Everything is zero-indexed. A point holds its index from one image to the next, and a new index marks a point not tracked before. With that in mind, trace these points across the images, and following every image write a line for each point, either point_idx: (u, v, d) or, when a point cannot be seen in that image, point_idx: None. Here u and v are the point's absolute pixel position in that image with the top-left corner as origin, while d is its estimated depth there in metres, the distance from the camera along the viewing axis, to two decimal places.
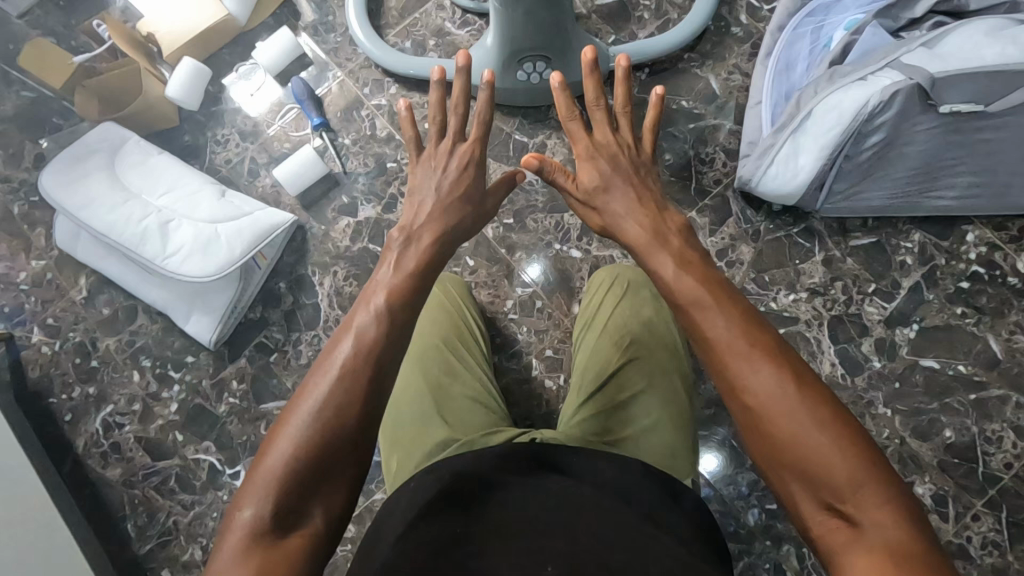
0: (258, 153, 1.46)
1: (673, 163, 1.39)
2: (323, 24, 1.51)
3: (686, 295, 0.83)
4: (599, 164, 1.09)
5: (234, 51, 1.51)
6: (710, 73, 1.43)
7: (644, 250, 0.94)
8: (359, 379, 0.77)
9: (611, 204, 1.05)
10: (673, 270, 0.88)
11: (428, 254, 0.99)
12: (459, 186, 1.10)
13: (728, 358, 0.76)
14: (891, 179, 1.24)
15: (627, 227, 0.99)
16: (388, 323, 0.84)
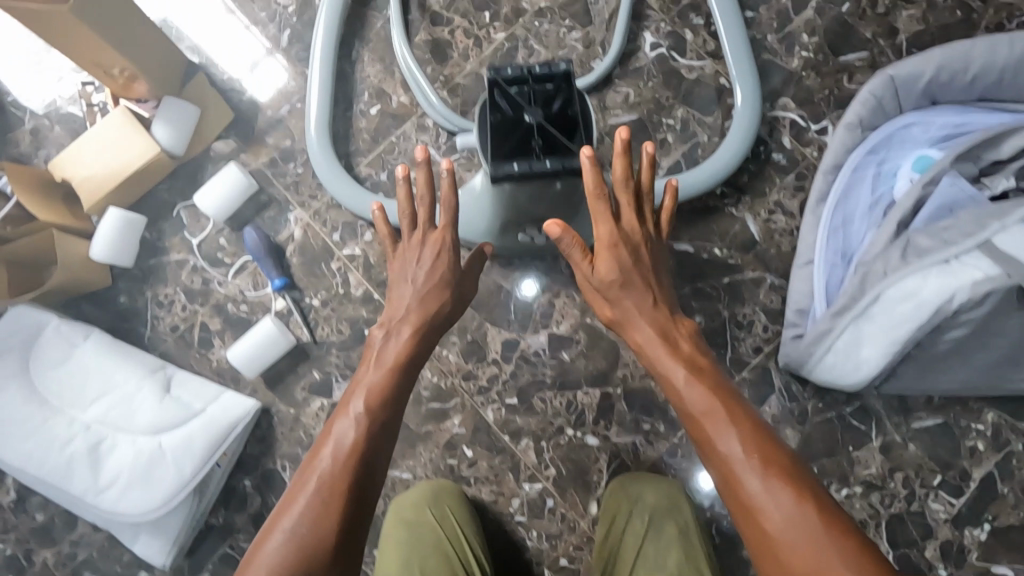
0: (209, 317, 1.22)
1: (705, 327, 1.17)
2: (280, 151, 1.25)
3: (699, 403, 0.83)
4: (620, 251, 0.96)
5: (173, 187, 1.25)
6: (747, 213, 1.19)
7: (654, 355, 0.91)
8: (337, 491, 0.80)
9: (624, 304, 0.96)
10: (680, 375, 0.87)
11: (400, 357, 0.96)
12: (438, 275, 1.03)
13: (733, 482, 0.76)
14: (969, 367, 1.05)
15: (637, 329, 0.94)
16: (368, 431, 0.86)
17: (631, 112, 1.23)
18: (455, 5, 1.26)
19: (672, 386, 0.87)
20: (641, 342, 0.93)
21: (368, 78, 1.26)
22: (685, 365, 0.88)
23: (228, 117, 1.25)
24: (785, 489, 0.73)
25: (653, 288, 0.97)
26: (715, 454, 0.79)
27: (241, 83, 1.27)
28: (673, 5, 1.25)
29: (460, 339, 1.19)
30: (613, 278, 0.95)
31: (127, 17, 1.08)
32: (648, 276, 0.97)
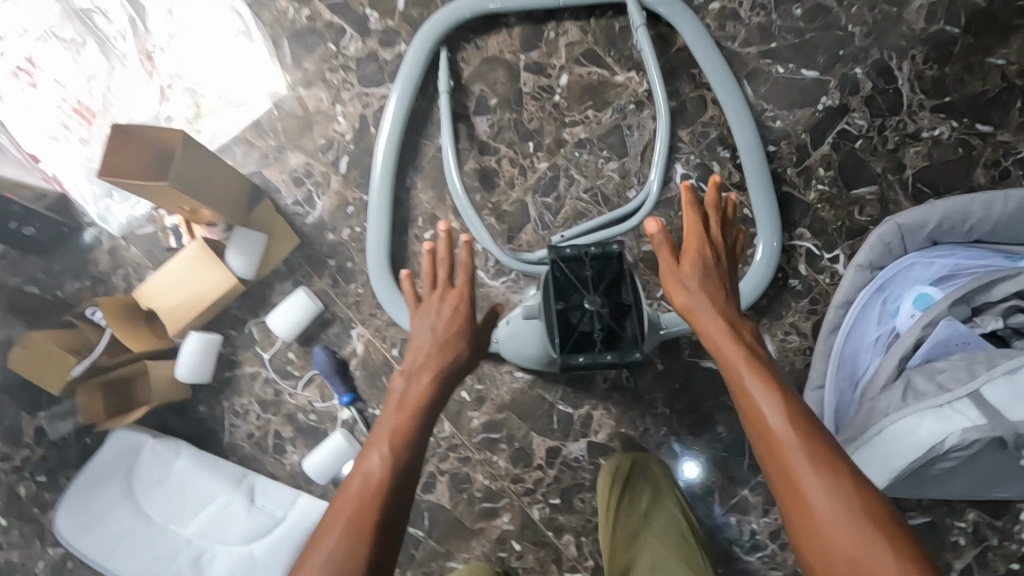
0: (281, 424, 1.36)
1: (726, 436, 1.32)
2: (341, 271, 1.36)
3: (747, 385, 0.81)
4: (699, 259, 0.93)
5: (243, 305, 1.37)
6: (765, 334, 1.33)
7: (710, 330, 0.88)
8: (364, 524, 0.78)
9: (688, 296, 0.91)
10: (739, 362, 0.84)
11: (416, 410, 0.91)
12: (453, 333, 0.99)
13: (782, 471, 0.76)
14: (956, 484, 1.20)
15: (699, 312, 0.90)
16: (393, 472, 0.83)
17: None
18: (502, 135, 1.37)
19: (727, 359, 0.85)
20: (699, 324, 0.90)
21: (421, 203, 1.37)
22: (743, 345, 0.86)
23: (293, 242, 1.36)
24: (832, 477, 0.73)
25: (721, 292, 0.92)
26: (769, 442, 0.78)
27: (304, 207, 1.38)
28: (701, 138, 1.36)
29: (509, 446, 1.34)
30: (689, 283, 0.92)
31: (211, 162, 1.19)
32: (720, 276, 0.94)
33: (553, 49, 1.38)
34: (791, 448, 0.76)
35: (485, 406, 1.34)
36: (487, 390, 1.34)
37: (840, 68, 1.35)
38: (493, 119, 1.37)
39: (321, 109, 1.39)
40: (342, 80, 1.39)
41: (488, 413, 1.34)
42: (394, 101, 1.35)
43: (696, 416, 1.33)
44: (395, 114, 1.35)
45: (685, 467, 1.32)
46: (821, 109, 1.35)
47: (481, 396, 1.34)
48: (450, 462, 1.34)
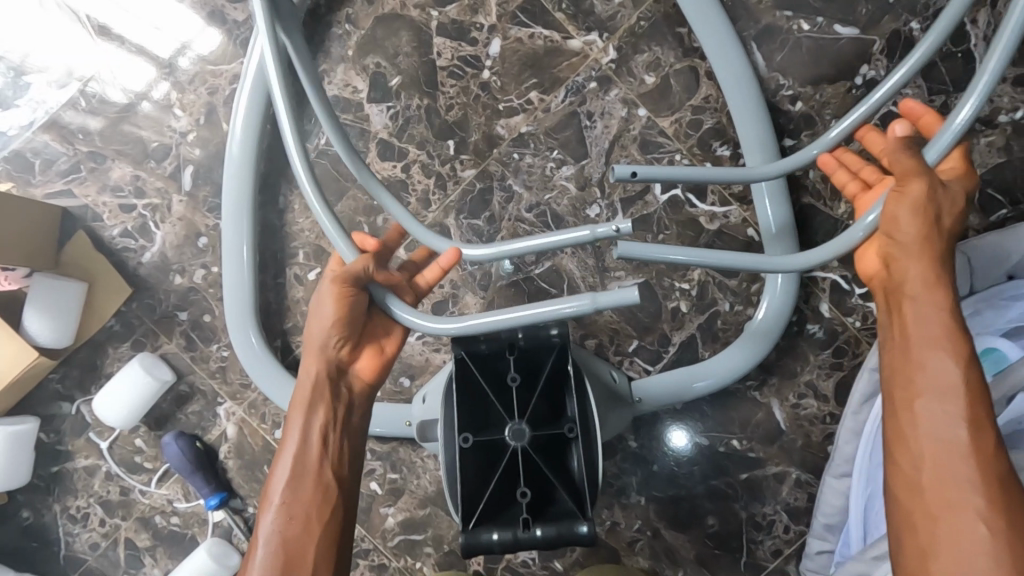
0: (134, 531, 1.02)
1: (718, 530, 1.01)
2: (198, 327, 1.00)
3: (922, 355, 0.65)
4: (933, 184, 0.67)
5: (68, 376, 1.01)
6: (773, 397, 1.00)
7: (914, 289, 0.67)
8: (297, 498, 0.69)
9: (899, 217, 0.68)
10: (947, 366, 0.63)
11: (296, 450, 0.71)
12: (316, 335, 0.72)
13: (942, 508, 0.58)
14: None
15: (908, 263, 0.68)
16: (293, 512, 0.69)
17: (636, 274, 0.99)
18: (410, 130, 0.97)
19: (925, 342, 0.65)
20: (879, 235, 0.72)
21: (301, 231, 0.99)
22: (964, 351, 0.63)
23: (125, 292, 0.99)
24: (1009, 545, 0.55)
25: (937, 232, 0.68)
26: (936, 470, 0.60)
27: (138, 240, 0.99)
28: (691, 130, 0.96)
29: (436, 550, 1.01)
30: (905, 217, 0.68)
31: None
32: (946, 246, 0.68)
33: (479, 2, 0.97)
34: (962, 481, 0.58)
35: (402, 500, 1.01)
36: (405, 480, 1.01)
37: (889, 21, 0.94)
38: (395, 107, 0.98)
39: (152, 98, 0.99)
40: (186, 55, 0.98)
41: (406, 509, 1.01)
42: (249, 85, 0.93)
43: (679, 507, 1.01)
44: (252, 103, 0.93)
45: (666, 570, 1.02)
46: (860, 84, 0.95)
47: (397, 488, 1.01)
48: (360, 571, 1.02)
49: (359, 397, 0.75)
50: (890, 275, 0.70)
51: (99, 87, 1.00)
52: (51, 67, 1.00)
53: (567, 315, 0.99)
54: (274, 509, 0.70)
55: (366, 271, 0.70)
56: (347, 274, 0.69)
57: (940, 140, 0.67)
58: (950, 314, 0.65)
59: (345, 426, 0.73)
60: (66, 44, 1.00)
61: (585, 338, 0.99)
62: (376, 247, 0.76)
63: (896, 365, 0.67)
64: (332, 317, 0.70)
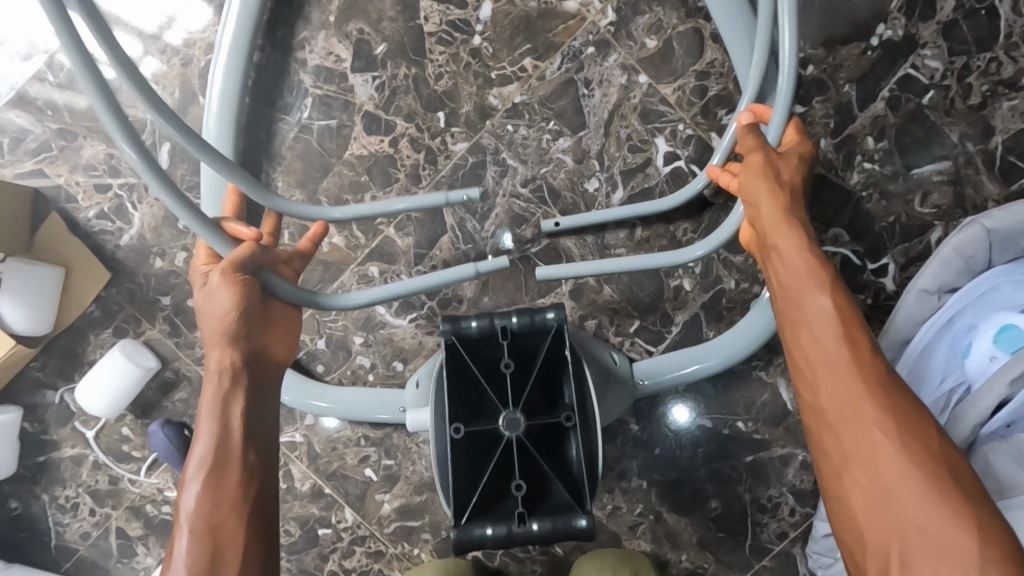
0: (125, 520, 1.00)
1: (722, 513, 0.99)
2: (180, 312, 0.96)
3: (798, 293, 0.63)
4: (771, 157, 0.70)
5: (49, 365, 0.97)
6: (780, 377, 0.97)
7: (779, 239, 0.66)
8: (217, 490, 0.61)
9: (750, 188, 0.70)
10: (818, 300, 0.61)
11: (210, 443, 0.63)
12: (217, 324, 0.67)
13: (843, 423, 0.55)
14: None
15: (767, 216, 0.68)
16: (212, 504, 0.61)
17: (636, 252, 0.94)
18: (397, 101, 0.92)
19: (796, 280, 0.63)
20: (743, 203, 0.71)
21: None
22: (826, 276, 0.62)
23: (105, 277, 0.95)
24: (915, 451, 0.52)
25: (786, 191, 0.69)
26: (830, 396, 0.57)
27: (115, 222, 0.95)
28: (694, 97, 0.91)
29: (434, 536, 0.99)
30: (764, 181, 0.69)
31: None
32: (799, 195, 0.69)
33: None
34: (854, 394, 0.56)
35: (398, 486, 0.99)
36: (400, 466, 0.99)
37: None
38: (380, 76, 0.92)
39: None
40: (173, 30, 0.94)
41: (402, 495, 0.99)
42: (226, 59, 0.88)
43: (682, 489, 0.99)
44: (228, 79, 0.88)
45: (669, 553, 0.99)
46: (875, 45, 0.91)
47: (392, 474, 0.99)
48: (357, 559, 0.99)
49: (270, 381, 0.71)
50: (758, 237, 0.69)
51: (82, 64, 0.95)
52: (16, 39, 0.95)
53: (565, 295, 0.95)
54: (191, 509, 0.60)
55: (255, 255, 0.69)
56: (236, 261, 0.68)
57: (775, 125, 0.74)
58: (811, 249, 0.64)
59: (261, 407, 0.68)
60: (27, 16, 0.95)
61: (584, 319, 0.95)
62: (252, 236, 0.72)
63: (779, 310, 0.65)
64: (225, 296, 0.67)
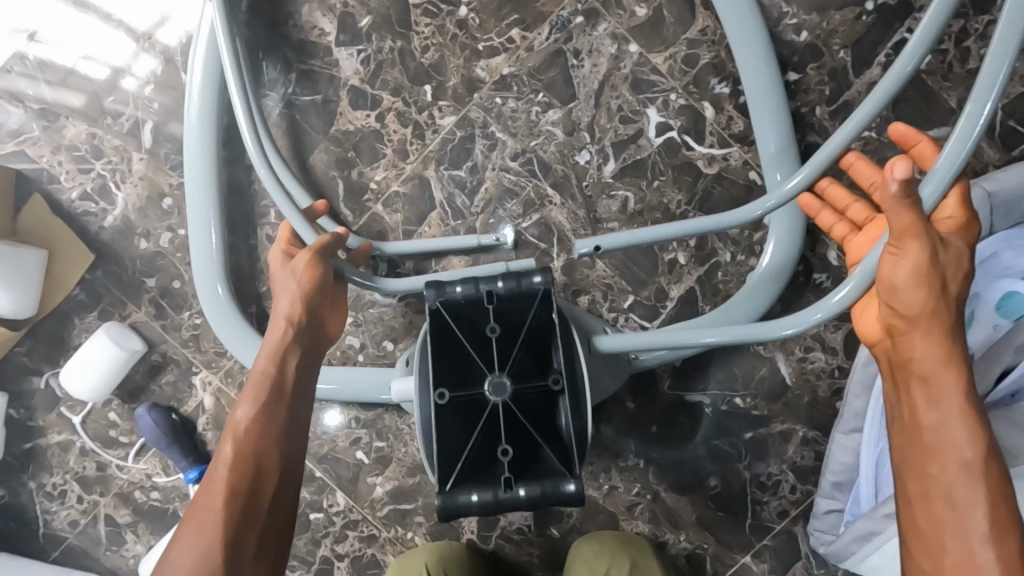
0: (114, 507, 0.99)
1: (720, 492, 0.97)
2: (165, 294, 0.94)
3: (931, 375, 0.64)
4: (934, 245, 0.66)
5: (32, 349, 0.95)
6: (778, 351, 0.95)
7: (930, 368, 0.64)
8: (267, 426, 0.64)
9: (898, 274, 0.66)
10: (957, 456, 0.60)
11: (264, 381, 0.66)
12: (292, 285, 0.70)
13: (950, 521, 0.59)
14: None
15: (917, 340, 0.66)
16: (257, 437, 0.63)
17: (629, 225, 0.92)
18: (383, 75, 0.90)
19: (941, 420, 0.62)
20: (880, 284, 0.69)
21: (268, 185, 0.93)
22: (983, 441, 0.61)
23: (89, 259, 0.93)
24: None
25: (946, 301, 0.66)
26: (953, 569, 0.58)
27: (98, 202, 0.93)
28: (686, 66, 0.89)
29: (427, 519, 0.98)
30: (903, 274, 0.66)
31: None
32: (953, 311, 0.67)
33: None
34: (968, 497, 0.59)
35: (390, 469, 0.97)
36: (392, 447, 0.97)
37: None
38: (366, 50, 0.90)
39: (122, 72, 0.92)
40: (166, 28, 0.92)
41: (395, 477, 0.97)
42: (204, 39, 0.88)
43: (680, 468, 0.97)
44: (209, 61, 0.88)
45: (666, 533, 0.98)
46: (870, 10, 0.89)
47: (384, 456, 0.97)
48: (349, 542, 0.99)
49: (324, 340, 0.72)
50: (899, 350, 0.67)
51: (73, 62, 0.93)
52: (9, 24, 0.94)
53: (558, 270, 0.93)
54: (235, 434, 0.63)
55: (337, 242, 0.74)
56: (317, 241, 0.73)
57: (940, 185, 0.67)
58: (965, 399, 0.62)
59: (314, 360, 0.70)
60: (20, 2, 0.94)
61: (577, 295, 0.93)
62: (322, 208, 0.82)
63: (906, 442, 0.64)
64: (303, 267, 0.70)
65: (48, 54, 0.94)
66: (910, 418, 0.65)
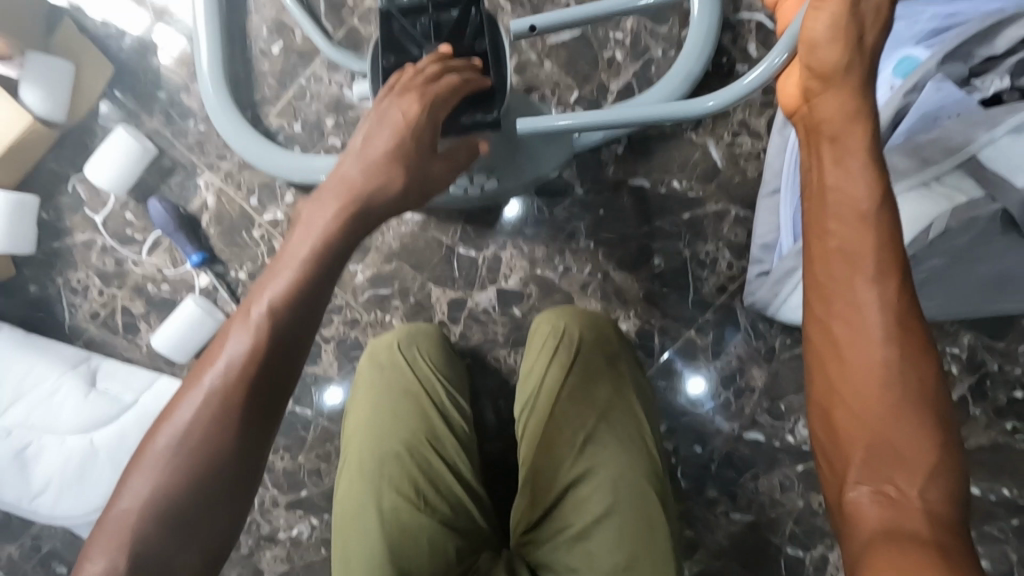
0: (129, 299, 1.12)
1: (664, 269, 1.08)
2: (175, 106, 1.11)
3: (837, 136, 0.67)
4: None
5: (61, 156, 1.11)
6: (709, 137, 1.07)
7: (837, 127, 0.67)
8: (337, 250, 0.64)
9: (818, 28, 0.67)
10: (854, 207, 0.64)
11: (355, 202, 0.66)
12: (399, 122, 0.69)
13: (840, 281, 0.63)
14: (962, 281, 0.94)
15: (830, 97, 0.68)
16: (323, 264, 0.63)
17: (572, 28, 1.06)
18: None
19: (839, 180, 0.65)
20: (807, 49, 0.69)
21: (262, 9, 1.10)
22: (882, 193, 0.64)
23: (109, 73, 1.10)
24: (914, 377, 0.59)
25: (860, 50, 0.67)
26: (842, 310, 0.63)
27: (119, 28, 1.11)
28: None
29: (403, 302, 1.11)
30: (823, 31, 0.67)
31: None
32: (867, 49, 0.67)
33: None
34: (862, 256, 0.62)
35: (369, 257, 1.11)
36: (371, 238, 1.11)
37: None
38: None
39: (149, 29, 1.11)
40: None
41: (373, 264, 1.11)
42: None
43: (628, 248, 1.09)
44: None
45: (617, 309, 1.09)
46: None
47: (363, 245, 1.11)
48: (335, 327, 1.12)
49: (405, 195, 0.68)
50: (812, 110, 0.70)
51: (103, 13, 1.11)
52: None
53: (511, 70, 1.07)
54: (297, 258, 0.62)
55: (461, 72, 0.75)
56: (434, 86, 0.71)
57: None
58: (868, 153, 0.65)
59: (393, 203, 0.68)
60: None
61: (529, 91, 1.06)
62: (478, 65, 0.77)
63: (812, 211, 0.67)
64: (415, 114, 0.69)
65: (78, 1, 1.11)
66: (818, 183, 0.67)
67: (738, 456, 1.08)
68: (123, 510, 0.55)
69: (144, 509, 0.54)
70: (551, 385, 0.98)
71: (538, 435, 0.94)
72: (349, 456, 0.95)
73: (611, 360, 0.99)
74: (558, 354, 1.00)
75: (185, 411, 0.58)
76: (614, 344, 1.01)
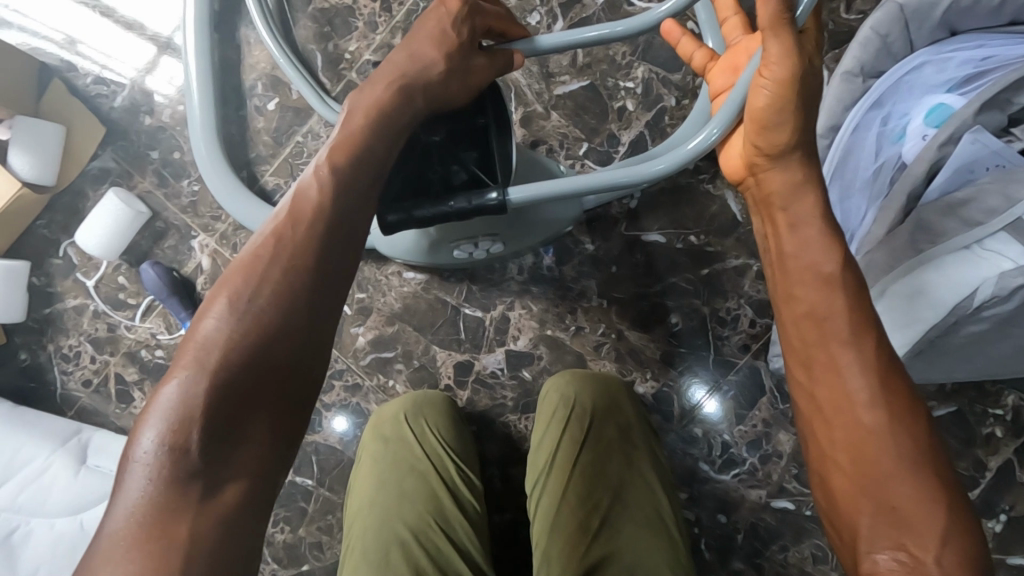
0: (122, 366, 1.07)
1: (682, 328, 1.02)
2: (169, 166, 1.08)
3: (791, 207, 0.61)
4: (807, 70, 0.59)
5: (52, 220, 1.08)
6: (727, 189, 1.02)
7: (793, 203, 0.61)
8: (345, 203, 0.60)
9: (766, 107, 0.61)
10: (816, 271, 0.58)
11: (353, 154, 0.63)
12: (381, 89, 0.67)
13: (817, 348, 0.57)
14: (1010, 345, 0.86)
15: (778, 175, 0.63)
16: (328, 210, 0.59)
17: (579, 77, 1.01)
18: None
19: (800, 249, 0.59)
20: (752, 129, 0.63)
21: (259, 65, 1.07)
22: (841, 250, 0.58)
23: (100, 133, 1.07)
24: (908, 436, 0.51)
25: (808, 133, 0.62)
26: (821, 373, 0.56)
27: (110, 85, 1.09)
28: None
29: (406, 366, 1.06)
30: (767, 109, 0.61)
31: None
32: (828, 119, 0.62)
33: None
34: (834, 322, 0.56)
35: (371, 319, 1.07)
36: (372, 299, 1.07)
37: None
38: None
39: (141, 80, 1.09)
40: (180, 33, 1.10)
41: (375, 326, 1.07)
42: None
43: (644, 306, 1.03)
44: None
45: (632, 371, 1.03)
46: None
47: (365, 307, 1.07)
48: (335, 393, 1.07)
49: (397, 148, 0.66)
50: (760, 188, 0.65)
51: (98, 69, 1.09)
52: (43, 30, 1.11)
53: (517, 123, 1.02)
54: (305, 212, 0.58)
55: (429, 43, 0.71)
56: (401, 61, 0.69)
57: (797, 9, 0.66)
58: (824, 221, 0.60)
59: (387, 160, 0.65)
60: (56, 9, 1.12)
61: (536, 144, 1.01)
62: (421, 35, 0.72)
63: (777, 283, 0.62)
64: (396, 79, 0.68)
65: (73, 58, 1.09)
66: (776, 248, 0.63)
67: (765, 527, 1.00)
68: (133, 503, 0.47)
69: (156, 494, 0.46)
70: (562, 462, 0.90)
71: (550, 514, 0.86)
72: (351, 541, 0.87)
73: (624, 426, 0.92)
74: (566, 423, 0.93)
75: (181, 383, 0.50)
76: (629, 410, 0.94)
